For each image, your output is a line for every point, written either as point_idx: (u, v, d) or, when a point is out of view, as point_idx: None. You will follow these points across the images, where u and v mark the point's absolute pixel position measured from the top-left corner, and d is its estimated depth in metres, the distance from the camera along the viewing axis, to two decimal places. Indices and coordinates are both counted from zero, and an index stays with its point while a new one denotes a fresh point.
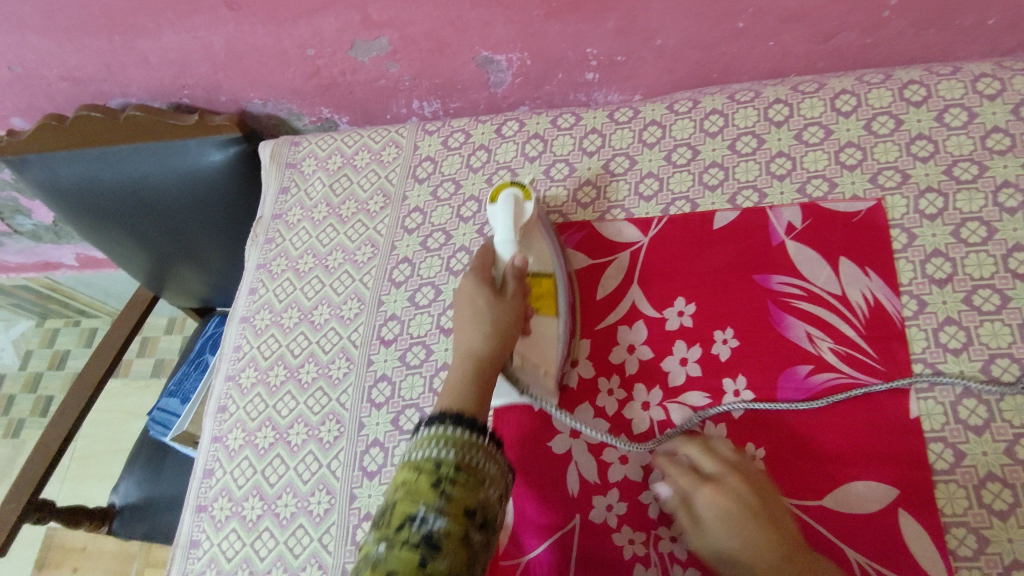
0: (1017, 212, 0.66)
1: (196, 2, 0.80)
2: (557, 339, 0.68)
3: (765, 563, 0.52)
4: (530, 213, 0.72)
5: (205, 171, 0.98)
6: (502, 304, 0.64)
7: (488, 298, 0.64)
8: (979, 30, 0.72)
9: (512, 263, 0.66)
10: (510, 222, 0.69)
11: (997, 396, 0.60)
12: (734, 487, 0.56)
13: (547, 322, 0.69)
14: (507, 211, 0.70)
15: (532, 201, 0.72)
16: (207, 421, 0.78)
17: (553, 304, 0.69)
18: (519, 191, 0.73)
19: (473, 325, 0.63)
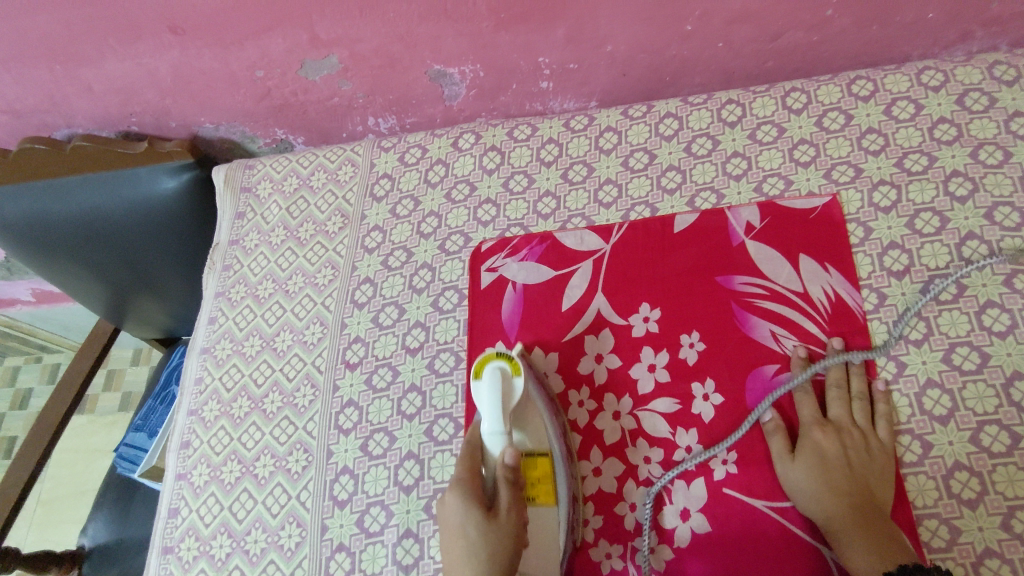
0: (968, 201, 0.67)
1: (138, 28, 0.78)
2: (558, 536, 0.61)
3: (870, 525, 0.56)
4: (519, 390, 0.63)
5: (158, 199, 0.96)
6: (493, 530, 0.57)
7: (479, 522, 0.57)
8: (921, 23, 0.73)
9: (502, 462, 0.60)
10: (498, 404, 0.61)
11: (959, 384, 0.60)
12: (848, 446, 0.60)
13: (545, 510, 0.62)
14: (495, 393, 0.61)
15: (522, 374, 0.63)
16: (170, 458, 0.76)
17: (551, 490, 0.62)
18: (506, 363, 0.63)
19: (464, 556, 0.57)
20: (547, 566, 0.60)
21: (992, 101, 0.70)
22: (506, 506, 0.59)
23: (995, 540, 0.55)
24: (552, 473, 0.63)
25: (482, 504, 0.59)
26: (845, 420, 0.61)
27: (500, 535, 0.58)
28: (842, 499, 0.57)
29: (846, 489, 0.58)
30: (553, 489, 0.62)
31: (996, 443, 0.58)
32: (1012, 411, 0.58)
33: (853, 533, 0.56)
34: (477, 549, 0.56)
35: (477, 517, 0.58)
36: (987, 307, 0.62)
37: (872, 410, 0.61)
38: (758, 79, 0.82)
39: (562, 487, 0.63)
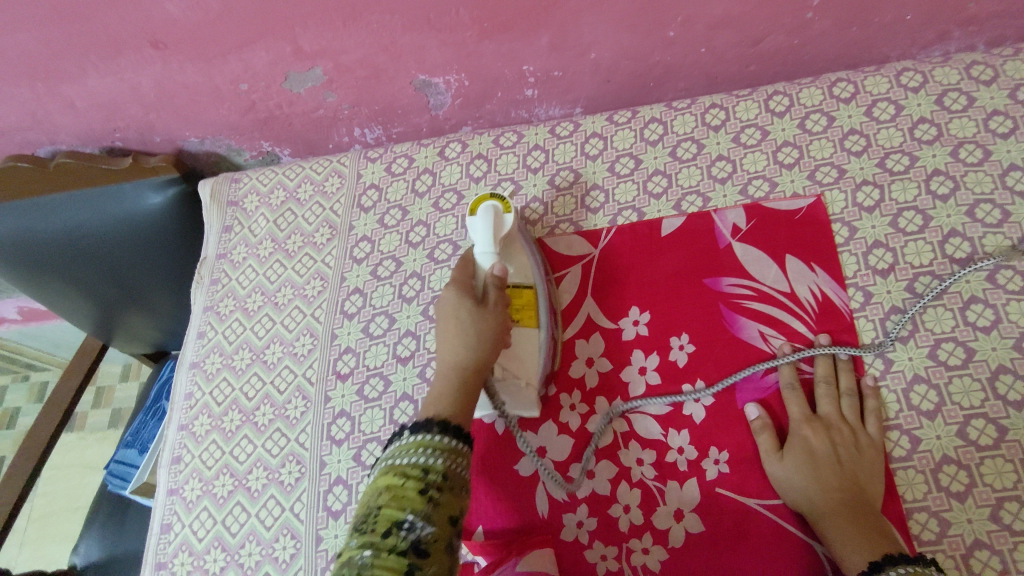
0: (949, 199, 0.68)
1: (120, 44, 0.78)
2: (539, 347, 0.66)
3: (857, 517, 0.56)
4: (508, 227, 0.68)
5: (145, 214, 0.96)
6: (482, 313, 0.63)
7: (470, 313, 0.63)
8: (899, 25, 0.74)
9: (491, 274, 0.65)
10: (490, 235, 0.67)
11: (945, 379, 0.61)
12: (837, 442, 0.60)
13: (528, 334, 0.67)
14: (485, 222, 0.67)
15: (513, 212, 0.69)
16: (162, 474, 0.75)
17: (533, 315, 0.68)
18: (500, 204, 0.69)
19: (454, 341, 0.63)
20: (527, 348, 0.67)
21: (971, 100, 0.71)
22: (495, 301, 0.65)
23: (983, 531, 0.56)
24: (535, 301, 0.68)
25: None
26: (834, 416, 0.61)
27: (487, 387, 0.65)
28: (832, 494, 0.58)
29: (835, 483, 0.58)
30: (537, 316, 0.67)
31: (983, 437, 0.58)
32: (998, 404, 0.59)
33: (841, 525, 0.56)
34: (467, 330, 0.63)
35: (467, 307, 0.64)
36: (971, 302, 0.63)
37: (861, 407, 0.62)
38: (741, 83, 0.83)
39: (544, 316, 0.68)
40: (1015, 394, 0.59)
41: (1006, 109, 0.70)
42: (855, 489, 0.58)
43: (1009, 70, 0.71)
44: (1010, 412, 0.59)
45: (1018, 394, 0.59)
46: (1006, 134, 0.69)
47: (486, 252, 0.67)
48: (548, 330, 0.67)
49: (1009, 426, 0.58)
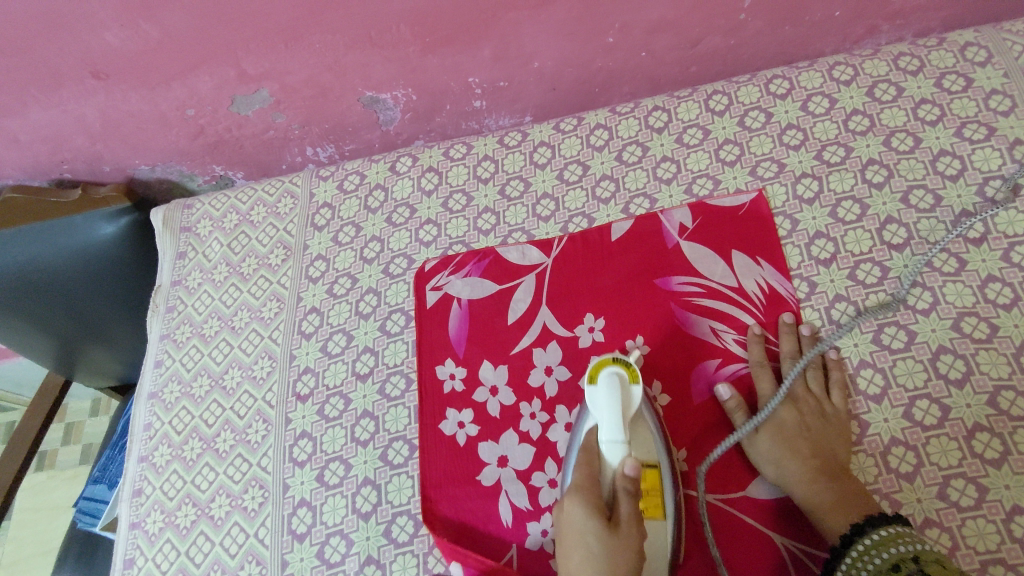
0: (884, 187, 0.70)
1: (60, 76, 0.78)
2: (665, 553, 0.58)
3: (829, 477, 0.58)
4: (637, 401, 0.60)
5: (98, 245, 0.95)
6: (617, 541, 0.54)
7: (600, 534, 0.55)
8: (829, 21, 0.76)
9: (622, 474, 0.56)
10: (618, 408, 0.58)
11: (889, 362, 0.63)
12: (803, 413, 0.63)
13: (656, 527, 0.58)
14: (614, 397, 0.58)
15: (640, 384, 0.60)
16: (123, 507, 0.74)
17: (657, 502, 0.58)
18: (624, 371, 0.61)
19: (585, 569, 0.54)
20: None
21: (900, 90, 0.73)
22: (628, 515, 0.56)
23: (933, 510, 0.57)
24: (660, 490, 0.59)
25: (602, 512, 0.56)
26: (800, 389, 0.64)
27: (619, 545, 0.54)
28: (804, 458, 0.60)
29: (807, 449, 0.60)
30: (661, 503, 0.59)
31: (928, 417, 0.60)
32: (940, 384, 0.61)
33: (815, 487, 0.58)
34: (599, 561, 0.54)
35: (596, 527, 0.55)
36: (910, 286, 0.65)
37: (825, 379, 0.64)
38: (683, 84, 0.84)
39: (669, 500, 0.59)
40: (956, 373, 0.61)
41: (933, 98, 0.72)
42: (826, 455, 0.60)
43: (934, 60, 0.74)
44: (952, 391, 0.60)
45: (958, 372, 0.61)
46: (934, 122, 0.71)
47: (613, 439, 0.57)
48: (675, 522, 0.59)
49: (952, 405, 0.60)
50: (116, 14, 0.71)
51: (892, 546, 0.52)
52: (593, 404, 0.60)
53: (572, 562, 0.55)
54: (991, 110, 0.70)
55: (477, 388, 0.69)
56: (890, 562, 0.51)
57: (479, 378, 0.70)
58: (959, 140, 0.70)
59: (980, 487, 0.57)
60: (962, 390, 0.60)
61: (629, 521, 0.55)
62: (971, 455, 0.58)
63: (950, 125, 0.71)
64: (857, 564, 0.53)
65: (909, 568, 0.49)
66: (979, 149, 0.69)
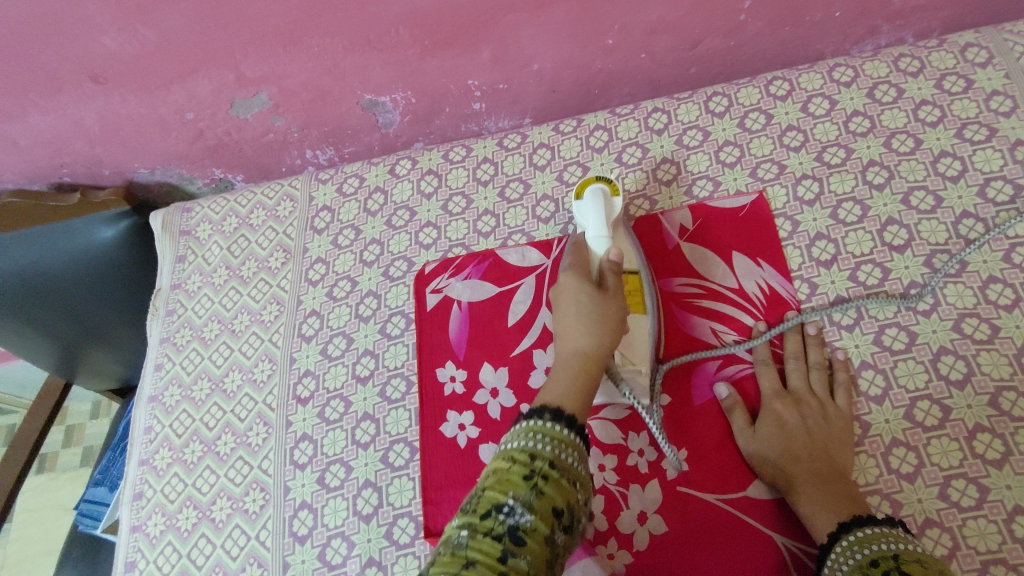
0: (885, 188, 0.70)
1: (59, 80, 0.78)
2: (647, 335, 0.65)
3: (826, 482, 0.57)
4: (618, 209, 0.69)
5: (97, 248, 0.95)
6: (606, 300, 0.61)
7: (591, 294, 0.61)
8: (829, 23, 0.76)
9: (608, 257, 0.63)
10: (601, 218, 0.67)
11: (891, 363, 0.62)
12: (806, 415, 0.62)
13: (639, 319, 0.65)
14: (598, 210, 0.67)
15: (621, 197, 0.70)
16: (124, 511, 0.74)
17: (641, 300, 0.66)
18: (607, 187, 0.70)
19: (580, 325, 0.60)
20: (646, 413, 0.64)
21: (900, 92, 0.73)
22: (616, 288, 0.62)
23: (934, 510, 0.57)
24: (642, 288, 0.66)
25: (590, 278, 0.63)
26: (804, 390, 0.63)
27: (611, 304, 0.61)
28: (802, 461, 0.59)
29: (805, 451, 0.60)
30: (643, 300, 0.66)
31: (929, 417, 0.60)
32: (941, 385, 0.61)
33: (811, 492, 0.57)
34: (589, 311, 0.60)
35: (589, 292, 0.61)
36: (911, 288, 0.65)
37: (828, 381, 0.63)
38: (683, 85, 0.84)
39: (647, 297, 0.67)
40: (957, 374, 0.61)
41: (934, 99, 0.72)
42: (827, 459, 0.59)
43: (934, 61, 0.74)
44: (953, 392, 0.60)
45: (959, 373, 0.61)
46: (935, 123, 0.71)
47: (598, 237, 0.66)
48: (653, 318, 0.66)
49: (953, 405, 0.60)
50: (115, 19, 0.71)
51: (873, 544, 0.51)
52: (581, 217, 0.69)
53: (569, 334, 0.61)
54: (992, 111, 0.70)
55: (478, 390, 0.69)
56: (869, 559, 0.50)
57: (480, 380, 0.69)
58: (959, 141, 0.70)
59: (981, 487, 0.57)
60: (964, 391, 0.60)
61: (614, 278, 0.63)
62: (972, 456, 0.58)
63: (950, 126, 0.71)
64: (837, 561, 0.52)
65: (886, 565, 0.49)
66: (979, 150, 0.69)
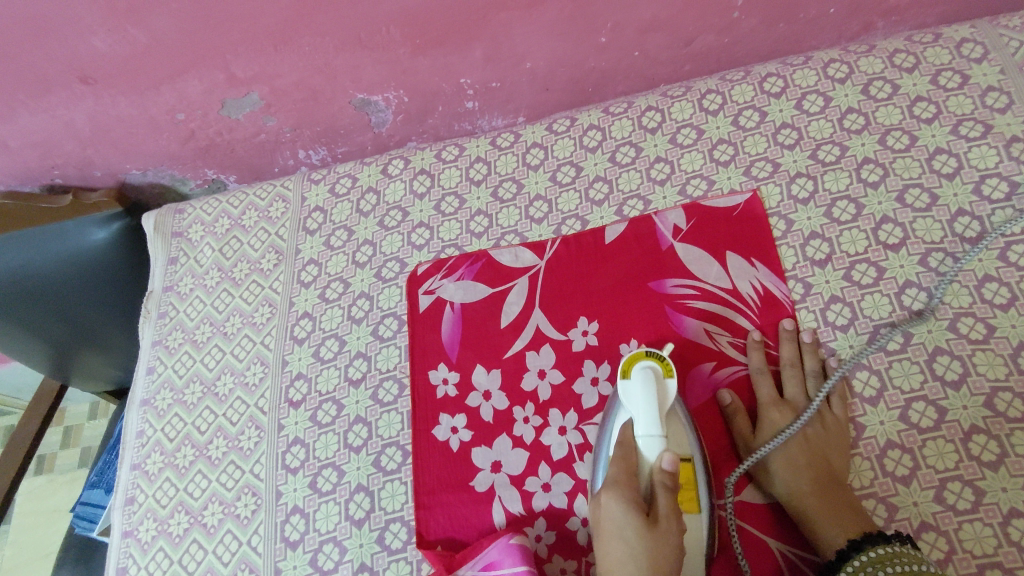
0: (880, 186, 0.69)
1: (48, 82, 0.77)
2: (703, 548, 0.57)
3: (824, 489, 0.58)
4: (672, 394, 0.59)
5: (89, 251, 0.94)
6: (655, 535, 0.55)
7: (639, 532, 0.55)
8: (824, 18, 0.76)
9: (661, 469, 0.56)
10: (653, 408, 0.58)
11: (885, 364, 0.62)
12: (803, 421, 0.62)
13: (692, 521, 0.57)
14: (649, 399, 0.58)
15: (675, 376, 0.60)
16: (116, 516, 0.74)
17: (694, 497, 0.58)
18: (657, 364, 0.60)
19: (626, 568, 0.55)
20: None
21: (895, 88, 0.73)
22: (667, 511, 0.56)
23: (929, 513, 0.56)
24: (695, 482, 0.58)
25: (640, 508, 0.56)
26: (801, 399, 0.64)
27: (659, 540, 0.55)
28: (802, 470, 0.60)
29: (804, 460, 0.60)
30: (696, 495, 0.58)
31: (924, 419, 0.59)
32: (936, 385, 0.60)
33: (812, 502, 0.58)
34: (637, 556, 0.54)
35: (635, 525, 0.55)
36: (906, 287, 0.64)
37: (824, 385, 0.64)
38: (677, 82, 0.84)
39: (703, 493, 0.58)
40: (952, 374, 0.60)
41: (929, 95, 0.72)
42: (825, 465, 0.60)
43: (930, 57, 0.73)
44: (948, 392, 0.60)
45: (955, 373, 0.60)
46: (930, 120, 0.71)
47: (650, 436, 0.58)
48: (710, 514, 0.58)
49: (948, 406, 0.59)
50: (103, 19, 0.70)
51: (891, 564, 0.52)
52: (628, 401, 0.60)
53: (615, 572, 0.56)
54: (988, 107, 0.69)
55: (471, 392, 0.69)
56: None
57: (473, 382, 0.69)
58: (955, 137, 0.69)
59: (976, 490, 0.56)
60: (959, 392, 0.59)
61: (666, 511, 0.56)
62: (968, 458, 0.57)
63: (946, 122, 0.70)
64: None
65: None
66: (975, 147, 0.68)
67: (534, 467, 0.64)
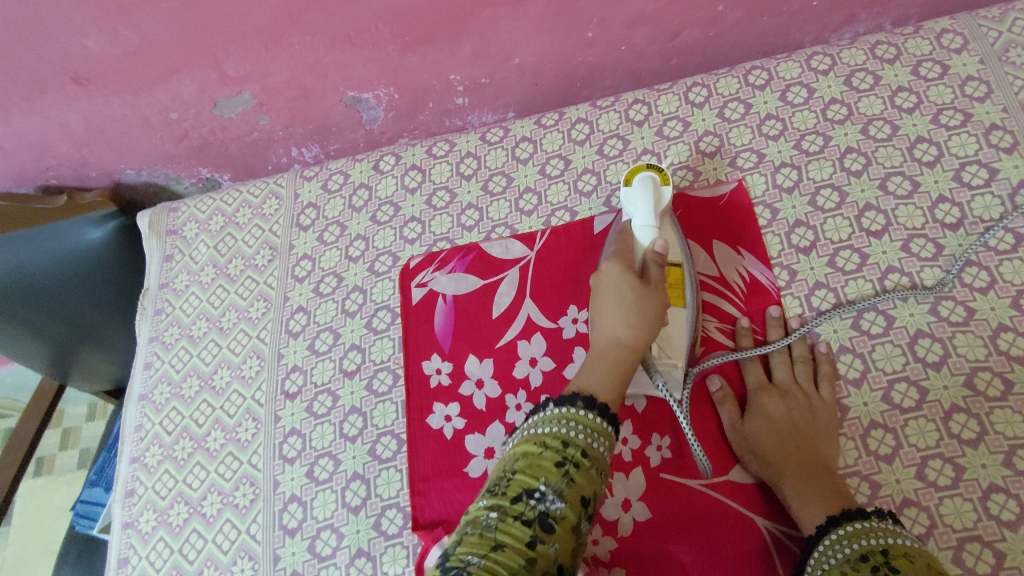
0: (862, 174, 0.70)
1: (41, 83, 0.78)
2: (687, 330, 0.65)
3: (809, 469, 0.59)
4: (667, 198, 0.66)
5: (86, 249, 0.95)
6: (647, 291, 0.60)
7: (632, 287, 0.60)
8: (806, 11, 0.77)
9: (653, 250, 0.63)
10: (650, 206, 0.65)
11: (869, 347, 0.63)
12: (792, 407, 0.63)
13: (678, 313, 0.65)
14: (648, 198, 0.65)
15: (671, 185, 0.67)
16: (116, 508, 0.75)
17: (680, 292, 0.65)
18: (657, 174, 0.67)
19: (620, 317, 0.59)
20: (678, 352, 0.64)
21: (876, 79, 0.74)
22: (658, 280, 0.61)
23: (912, 490, 0.58)
24: (682, 281, 0.66)
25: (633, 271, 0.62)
26: (789, 383, 0.65)
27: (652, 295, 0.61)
28: (787, 449, 0.60)
29: (790, 439, 0.61)
30: (683, 293, 0.66)
31: (906, 399, 0.61)
32: (918, 367, 0.61)
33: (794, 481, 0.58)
34: (631, 304, 0.60)
35: (631, 282, 0.61)
36: (888, 272, 0.66)
37: (813, 374, 0.64)
38: (664, 76, 0.85)
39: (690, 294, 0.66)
40: (934, 356, 0.62)
41: (910, 85, 0.73)
42: (811, 448, 0.60)
43: (911, 48, 0.75)
44: (930, 373, 0.61)
45: (936, 355, 0.62)
46: (911, 109, 0.72)
47: (645, 225, 0.64)
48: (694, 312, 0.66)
49: (929, 387, 0.61)
50: (94, 20, 0.71)
51: (864, 538, 0.52)
52: (629, 204, 0.66)
53: (607, 322, 0.60)
54: (967, 97, 0.71)
55: (464, 381, 0.70)
56: (859, 554, 0.51)
57: (465, 371, 0.70)
58: (935, 126, 0.70)
59: (957, 467, 0.57)
60: (940, 372, 0.61)
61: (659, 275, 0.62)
62: (948, 436, 0.59)
63: (926, 112, 0.71)
64: (823, 554, 0.53)
65: (874, 559, 0.49)
66: (955, 135, 0.70)
67: None
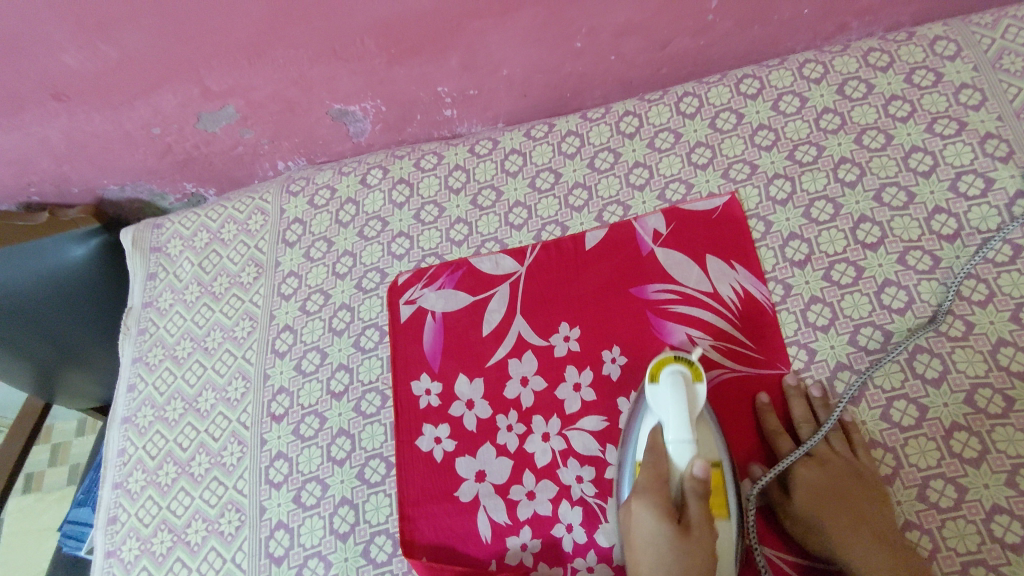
0: (857, 185, 0.69)
1: (20, 99, 0.76)
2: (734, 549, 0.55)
3: (862, 531, 0.55)
4: (702, 397, 0.56)
5: (69, 267, 0.93)
6: (688, 540, 0.52)
7: (672, 543, 0.52)
8: (798, 19, 0.76)
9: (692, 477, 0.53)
10: (685, 407, 0.54)
11: (867, 364, 0.62)
12: (833, 474, 0.59)
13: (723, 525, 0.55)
14: (680, 398, 0.55)
15: (704, 381, 0.57)
16: (98, 536, 0.73)
17: (724, 503, 0.56)
18: (687, 368, 0.57)
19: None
20: None
21: (870, 87, 0.73)
22: (699, 520, 0.53)
23: (913, 512, 0.56)
24: (723, 485, 0.56)
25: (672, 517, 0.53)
26: (825, 451, 0.60)
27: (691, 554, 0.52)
28: (837, 517, 0.57)
29: (835, 502, 0.57)
30: (726, 502, 0.56)
31: (906, 417, 0.59)
32: (917, 383, 0.60)
33: (858, 548, 0.54)
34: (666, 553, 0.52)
35: (668, 532, 0.53)
36: (885, 286, 0.64)
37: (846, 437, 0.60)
38: (655, 86, 0.84)
39: (732, 499, 0.56)
40: (933, 372, 0.60)
41: (904, 94, 0.72)
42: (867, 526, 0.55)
43: (904, 55, 0.73)
44: (929, 390, 0.60)
45: (935, 371, 0.60)
46: (905, 118, 0.71)
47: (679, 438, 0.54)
48: (738, 522, 0.56)
49: (929, 404, 0.59)
50: (72, 35, 0.70)
51: None
52: (655, 402, 0.57)
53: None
54: (962, 105, 0.70)
55: (453, 402, 0.68)
56: None
57: (455, 392, 0.69)
58: (930, 135, 0.69)
59: (959, 487, 0.56)
60: (940, 389, 0.60)
61: (700, 522, 0.53)
62: (949, 455, 0.57)
63: (921, 121, 0.70)
64: None
65: None
66: (950, 145, 0.68)
67: (517, 476, 0.64)
